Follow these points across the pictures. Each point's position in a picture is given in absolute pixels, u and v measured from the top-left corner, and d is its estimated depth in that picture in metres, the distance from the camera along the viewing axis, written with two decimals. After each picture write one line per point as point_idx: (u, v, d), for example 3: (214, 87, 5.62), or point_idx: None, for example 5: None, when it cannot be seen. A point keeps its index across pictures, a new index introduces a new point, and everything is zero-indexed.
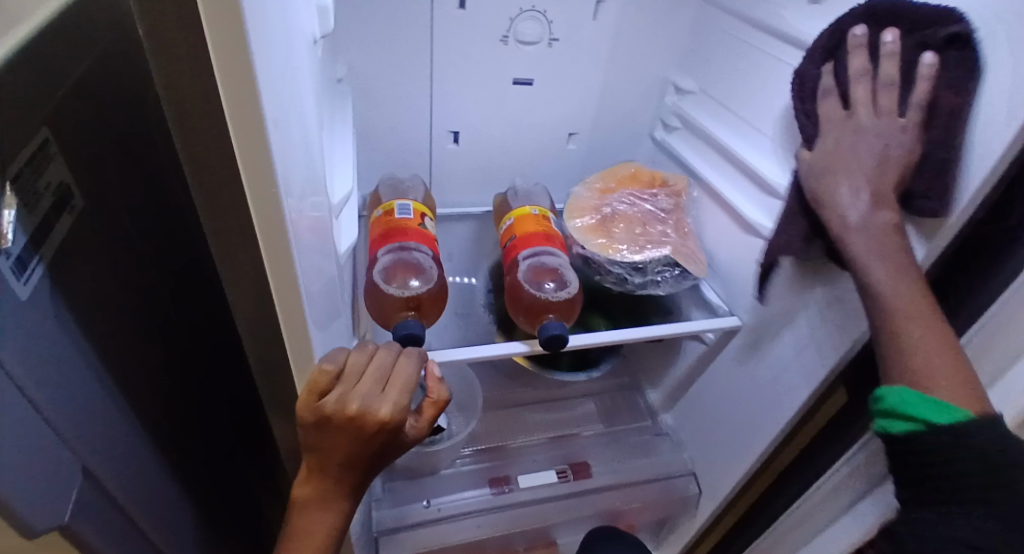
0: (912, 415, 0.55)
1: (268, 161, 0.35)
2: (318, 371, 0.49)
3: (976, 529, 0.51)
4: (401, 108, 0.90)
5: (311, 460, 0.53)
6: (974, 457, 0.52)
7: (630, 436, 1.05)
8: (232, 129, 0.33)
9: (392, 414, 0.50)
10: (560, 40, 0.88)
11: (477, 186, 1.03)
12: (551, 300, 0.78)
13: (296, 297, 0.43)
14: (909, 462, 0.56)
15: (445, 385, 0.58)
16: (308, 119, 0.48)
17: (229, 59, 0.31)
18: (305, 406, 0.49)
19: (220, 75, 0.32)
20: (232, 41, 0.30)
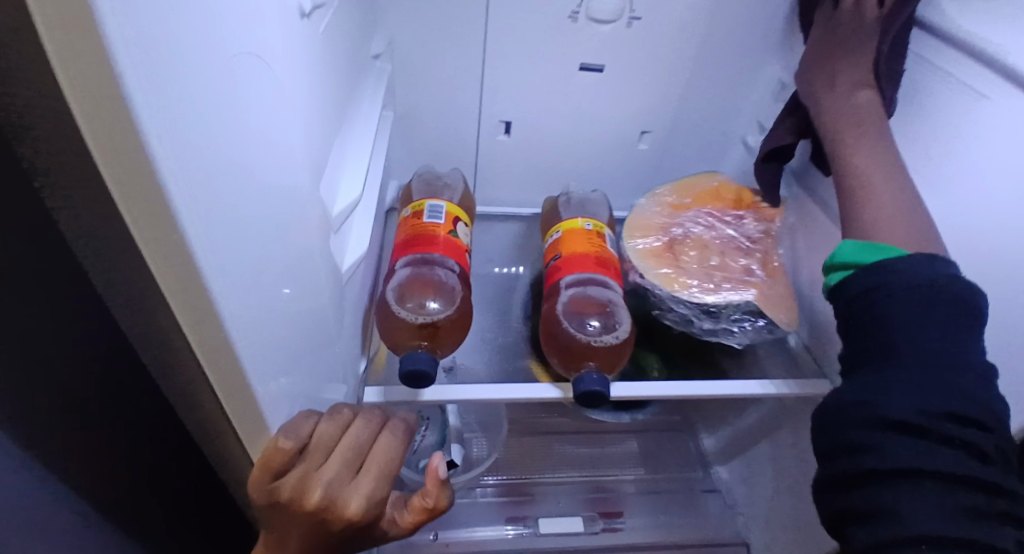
0: (850, 263, 0.52)
1: (160, 199, 0.24)
2: (274, 448, 0.38)
3: (899, 396, 0.43)
4: (446, 90, 0.78)
5: (265, 540, 0.44)
6: (900, 289, 0.47)
7: (675, 487, 0.92)
8: (101, 155, 0.23)
9: (361, 513, 0.41)
10: (642, 19, 0.71)
11: (527, 184, 0.89)
12: (593, 345, 0.65)
13: (227, 357, 0.32)
14: (847, 316, 0.51)
15: (446, 490, 0.47)
16: (283, 124, 0.36)
17: (70, 59, 0.20)
18: (257, 484, 0.40)
19: (62, 65, 0.20)
20: (68, 33, 0.19)
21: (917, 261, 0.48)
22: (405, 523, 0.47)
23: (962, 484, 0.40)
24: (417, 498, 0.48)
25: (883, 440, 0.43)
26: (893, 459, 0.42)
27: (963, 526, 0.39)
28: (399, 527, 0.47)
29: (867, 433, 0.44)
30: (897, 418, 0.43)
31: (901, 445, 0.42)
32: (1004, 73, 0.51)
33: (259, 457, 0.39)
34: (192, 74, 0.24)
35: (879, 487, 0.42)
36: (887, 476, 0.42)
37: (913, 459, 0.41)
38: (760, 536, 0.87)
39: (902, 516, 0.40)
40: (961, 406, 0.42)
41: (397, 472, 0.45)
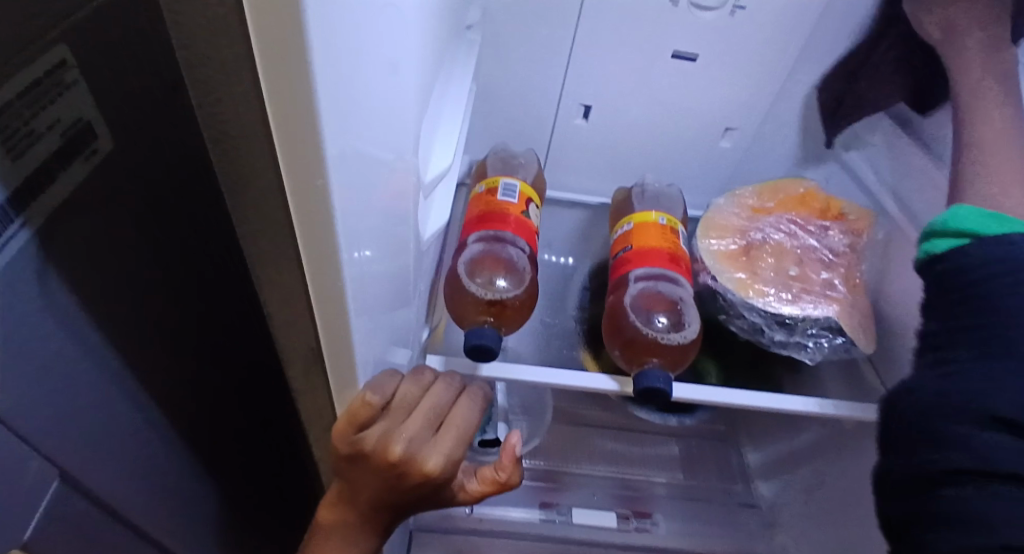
0: (966, 231, 0.47)
1: (320, 173, 0.25)
2: (361, 402, 0.40)
3: (1003, 390, 0.39)
4: (532, 67, 0.77)
5: (341, 489, 0.47)
6: (1016, 269, 0.42)
7: (712, 496, 0.91)
8: (274, 126, 0.24)
9: (437, 470, 0.43)
10: (746, 10, 0.69)
11: (600, 172, 0.88)
12: (661, 343, 0.64)
13: (340, 306, 0.33)
14: (950, 293, 0.46)
15: (519, 469, 0.49)
16: (404, 85, 0.36)
17: (272, 41, 0.21)
18: (341, 436, 0.42)
19: (248, 2, 0.20)
20: (279, 18, 0.20)
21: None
22: (473, 491, 0.49)
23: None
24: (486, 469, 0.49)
25: (975, 437, 0.38)
26: (989, 457, 0.37)
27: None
28: (467, 494, 0.48)
29: (958, 428, 0.40)
30: (1000, 414, 0.38)
31: (997, 444, 0.37)
32: None
33: (345, 410, 0.41)
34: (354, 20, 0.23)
35: (964, 487, 0.38)
36: (977, 479, 0.38)
37: (1009, 460, 0.37)
38: None
39: (995, 526, 0.36)
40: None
41: (471, 438, 0.47)
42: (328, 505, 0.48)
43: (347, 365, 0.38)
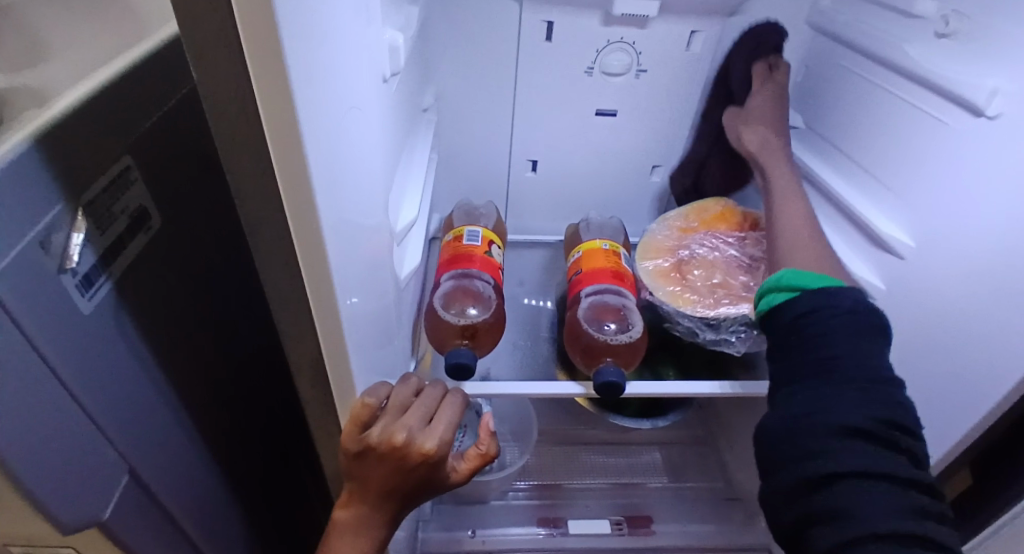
0: (797, 286, 0.59)
1: (312, 203, 0.37)
2: (361, 404, 0.51)
3: (850, 406, 0.49)
4: (482, 134, 0.91)
5: (354, 486, 0.55)
6: (836, 310, 0.55)
7: (697, 495, 0.98)
8: (279, 174, 0.36)
9: (435, 449, 0.52)
10: (649, 72, 0.84)
11: (553, 214, 1.01)
12: (611, 344, 0.75)
13: (335, 323, 0.45)
14: (792, 332, 0.56)
15: (495, 438, 0.60)
16: (370, 151, 0.49)
17: (275, 114, 0.33)
18: (351, 436, 0.52)
19: (267, 116, 0.33)
20: (279, 102, 0.32)
21: (852, 290, 0.57)
22: (462, 469, 0.59)
23: (901, 484, 0.47)
24: (474, 448, 0.60)
25: (843, 447, 0.48)
26: (852, 462, 0.47)
27: (910, 520, 0.45)
28: (459, 473, 0.58)
29: (822, 439, 0.49)
30: (854, 426, 0.48)
31: (858, 451, 0.47)
32: (953, 101, 0.62)
33: (350, 415, 0.51)
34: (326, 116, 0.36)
35: (834, 487, 0.47)
36: (845, 480, 0.47)
37: (865, 463, 0.47)
38: None
39: (863, 514, 0.45)
40: (897, 415, 0.50)
41: (458, 425, 0.57)
42: (343, 507, 0.57)
43: (346, 378, 0.50)
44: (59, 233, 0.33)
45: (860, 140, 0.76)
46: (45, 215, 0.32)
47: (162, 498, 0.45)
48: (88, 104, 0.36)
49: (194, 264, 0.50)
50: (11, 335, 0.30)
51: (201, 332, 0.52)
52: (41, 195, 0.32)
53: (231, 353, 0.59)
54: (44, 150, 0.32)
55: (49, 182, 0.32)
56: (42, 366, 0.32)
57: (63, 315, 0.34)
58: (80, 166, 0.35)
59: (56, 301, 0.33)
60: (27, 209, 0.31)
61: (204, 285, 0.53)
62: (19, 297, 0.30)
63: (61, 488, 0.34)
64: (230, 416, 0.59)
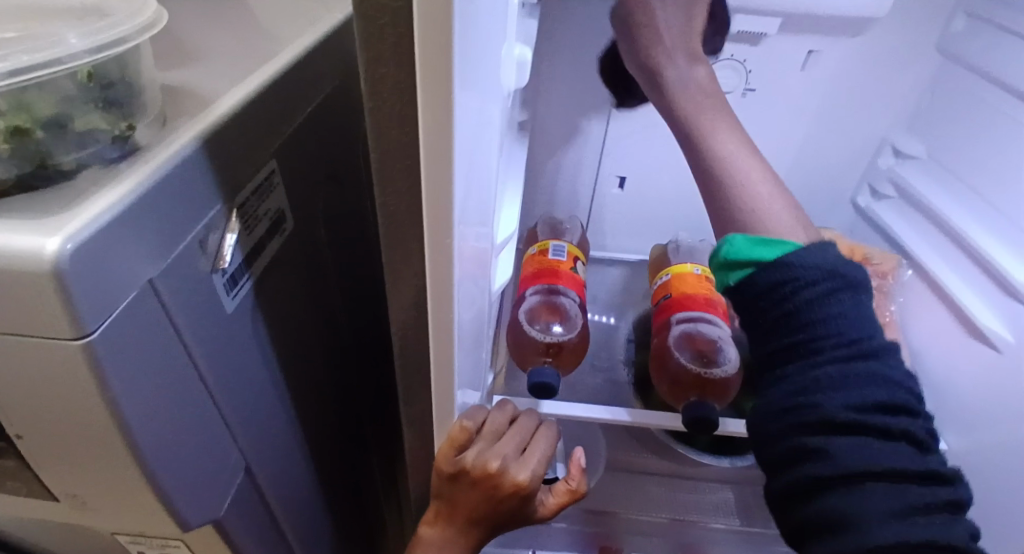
0: (749, 262, 0.47)
1: (451, 215, 0.36)
2: (460, 427, 0.50)
3: (836, 395, 0.41)
4: (573, 148, 0.90)
5: (444, 504, 0.58)
6: (803, 282, 0.44)
7: (769, 537, 0.93)
8: (425, 186, 0.35)
9: (528, 483, 0.53)
10: (757, 91, 0.81)
11: (639, 232, 0.99)
12: (704, 376, 0.72)
13: (451, 334, 0.44)
14: (755, 311, 0.46)
15: (585, 476, 0.60)
16: (491, 161, 0.48)
17: (435, 126, 0.31)
18: (445, 458, 0.52)
19: (426, 130, 0.32)
20: (443, 112, 0.31)
21: (820, 249, 0.45)
22: (550, 503, 0.59)
23: (899, 480, 0.40)
24: (563, 483, 0.60)
25: (833, 446, 0.41)
26: (845, 465, 0.40)
27: (920, 527, 0.38)
28: (547, 507, 0.59)
29: (810, 437, 0.42)
30: (840, 419, 0.41)
31: (848, 449, 0.40)
32: None
33: (446, 437, 0.51)
34: (468, 124, 0.35)
35: (827, 494, 0.41)
36: (838, 484, 0.40)
37: (859, 463, 0.40)
38: None
39: (866, 529, 0.39)
40: (889, 396, 0.42)
41: (550, 459, 0.57)
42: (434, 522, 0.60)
43: (449, 393, 0.48)
44: (214, 233, 0.34)
45: (991, 175, 0.70)
46: (206, 215, 0.33)
47: (265, 497, 0.45)
48: (248, 107, 0.36)
49: (314, 268, 0.51)
50: (166, 331, 0.31)
51: (315, 333, 0.53)
52: (205, 194, 0.33)
53: (335, 355, 0.60)
54: (210, 148, 0.33)
55: (211, 182, 0.33)
56: (186, 364, 0.33)
57: (210, 312, 0.34)
58: (236, 169, 0.36)
59: (205, 300, 0.34)
60: (192, 209, 0.32)
61: (320, 288, 0.53)
62: (174, 295, 0.31)
63: (190, 485, 0.35)
64: (329, 415, 0.60)
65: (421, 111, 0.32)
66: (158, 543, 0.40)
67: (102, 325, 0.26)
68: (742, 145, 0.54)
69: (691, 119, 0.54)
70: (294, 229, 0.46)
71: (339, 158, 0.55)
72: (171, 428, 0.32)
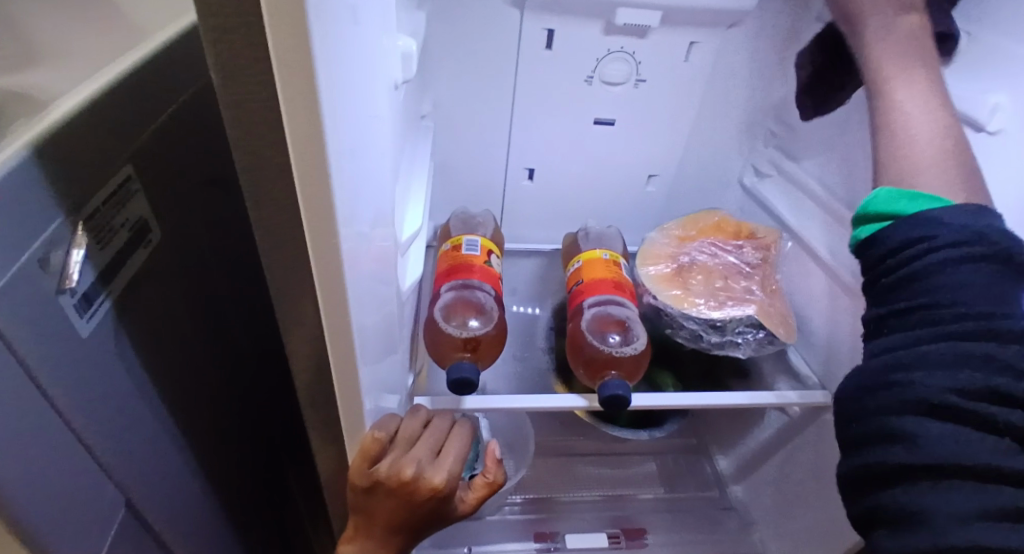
0: (888, 214, 0.49)
1: (332, 218, 0.34)
2: (370, 438, 0.50)
3: (939, 376, 0.42)
4: (480, 142, 0.90)
5: (361, 518, 0.56)
6: (941, 248, 0.44)
7: (691, 503, 0.98)
8: (300, 190, 0.33)
9: (444, 484, 0.52)
10: (648, 81, 0.84)
11: (550, 222, 1.01)
12: (615, 355, 0.74)
13: (349, 340, 0.42)
14: (880, 270, 0.49)
15: (501, 467, 0.60)
16: (379, 159, 0.47)
17: (301, 125, 0.30)
18: (358, 471, 0.51)
19: (291, 128, 0.31)
20: (307, 109, 0.30)
21: (965, 211, 0.45)
22: (470, 499, 0.59)
23: (988, 479, 0.39)
24: (481, 477, 0.60)
25: (923, 427, 0.41)
26: (933, 452, 0.40)
27: (992, 532, 0.37)
28: (467, 503, 0.59)
29: (904, 416, 0.43)
30: (940, 403, 0.41)
31: (940, 433, 0.41)
32: None
33: (358, 449, 0.51)
34: (345, 123, 0.34)
35: (908, 483, 0.42)
36: (919, 469, 0.41)
37: (948, 450, 0.40)
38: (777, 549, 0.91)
39: (932, 521, 0.39)
40: (1009, 387, 0.40)
41: (468, 456, 0.57)
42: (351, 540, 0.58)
43: (356, 402, 0.47)
44: (58, 250, 0.31)
45: None
46: (45, 230, 0.30)
47: (157, 529, 0.42)
48: (91, 110, 0.34)
49: (193, 281, 0.48)
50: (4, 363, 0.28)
51: (201, 348, 0.50)
52: (41, 208, 0.30)
53: (229, 371, 0.57)
54: (43, 156, 0.30)
55: (48, 195, 0.30)
56: (35, 396, 0.30)
57: (60, 338, 0.31)
58: (81, 179, 0.33)
59: (52, 324, 0.31)
60: (26, 225, 0.29)
61: (203, 301, 0.50)
62: (10, 322, 0.28)
63: (59, 527, 0.32)
64: (228, 434, 0.56)
65: (283, 111, 0.31)
66: None
67: None
68: (923, 102, 0.52)
69: (875, 70, 0.55)
70: (163, 240, 0.43)
71: (215, 162, 0.53)
72: (26, 466, 0.29)
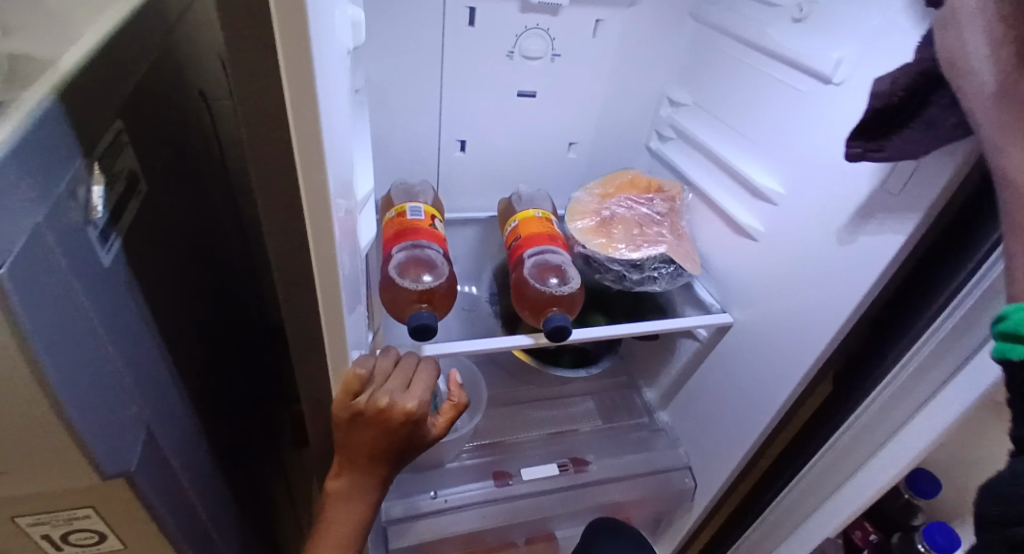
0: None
1: (321, 159, 0.40)
2: (350, 374, 0.56)
3: None
4: (415, 115, 0.96)
5: (344, 454, 0.62)
6: None
7: (625, 431, 1.11)
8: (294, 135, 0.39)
9: (416, 408, 0.59)
10: (562, 55, 0.95)
11: (483, 190, 1.09)
12: (555, 295, 0.84)
13: (334, 273, 0.47)
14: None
15: (464, 389, 0.68)
16: (342, 114, 0.53)
17: (296, 72, 0.36)
18: (341, 405, 0.57)
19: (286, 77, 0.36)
20: (300, 58, 0.35)
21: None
22: (441, 423, 0.66)
23: None
24: (447, 401, 0.67)
25: None
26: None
27: None
28: (438, 427, 0.66)
29: None
30: None
31: None
32: (804, 71, 0.76)
33: (341, 385, 0.57)
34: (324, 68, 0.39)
35: None
36: None
37: None
38: (700, 459, 1.06)
39: None
40: None
41: (435, 387, 0.64)
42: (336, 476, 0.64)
43: (339, 335, 0.52)
44: (82, 187, 0.35)
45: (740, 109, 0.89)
46: (74, 167, 0.34)
47: (170, 457, 0.47)
48: (92, 64, 0.38)
49: (172, 237, 0.52)
50: (60, 280, 0.32)
51: (180, 299, 0.54)
52: (70, 145, 0.34)
53: (200, 330, 0.60)
54: (66, 98, 0.34)
55: (73, 136, 0.34)
56: (84, 315, 0.34)
57: (89, 260, 0.36)
58: (92, 125, 0.37)
59: (86, 251, 0.35)
60: (62, 160, 0.33)
61: (179, 255, 0.54)
62: (60, 243, 0.32)
63: (108, 432, 0.37)
64: (203, 388, 0.60)
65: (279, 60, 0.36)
66: (63, 517, 0.41)
67: (17, 259, 0.28)
68: None
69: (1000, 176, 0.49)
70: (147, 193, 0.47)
71: (175, 130, 0.56)
72: (77, 370, 0.33)
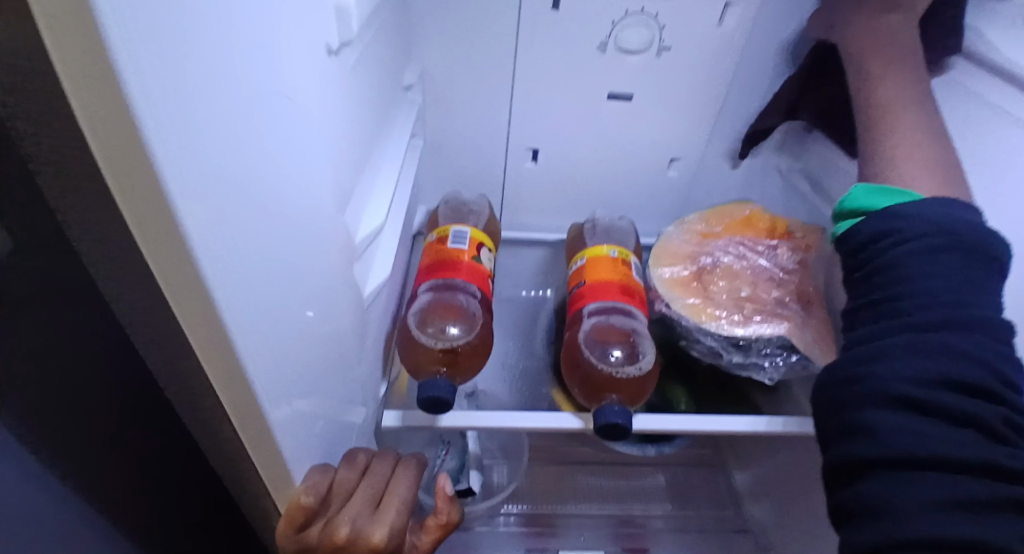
0: (859, 210, 0.51)
1: (181, 239, 0.25)
2: (296, 502, 0.42)
3: (893, 367, 0.41)
4: (477, 119, 0.80)
5: None
6: (914, 243, 0.45)
7: (703, 524, 0.90)
8: (128, 198, 0.24)
9: (386, 540, 0.45)
10: (673, 49, 0.72)
11: (557, 211, 0.90)
12: (617, 375, 0.64)
13: (243, 380, 0.33)
14: (854, 267, 0.49)
15: (455, 504, 0.53)
16: (308, 153, 0.38)
17: (99, 103, 0.21)
18: (284, 535, 0.44)
19: (89, 112, 0.21)
20: (97, 79, 0.20)
21: (934, 209, 0.46)
22: (423, 543, 0.52)
23: (956, 470, 0.37)
24: (433, 518, 0.53)
25: (880, 418, 0.41)
26: (887, 442, 0.40)
27: (945, 524, 0.36)
28: (420, 549, 0.52)
29: (861, 411, 0.42)
30: (894, 391, 0.40)
31: (897, 422, 0.40)
32: None
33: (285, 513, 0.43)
34: (207, 116, 0.25)
35: (880, 475, 0.40)
36: (882, 465, 0.40)
37: (909, 444, 0.39)
38: None
39: (892, 519, 0.38)
40: (964, 374, 0.39)
41: (411, 504, 0.51)
42: None
43: (272, 450, 0.38)
44: None
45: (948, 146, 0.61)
46: None
47: None
48: None
49: None
50: None
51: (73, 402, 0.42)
52: None
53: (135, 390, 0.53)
54: None
55: None
56: None
57: None
58: None
59: None
60: None
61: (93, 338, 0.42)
62: None
63: None
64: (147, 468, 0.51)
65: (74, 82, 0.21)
66: None
67: None
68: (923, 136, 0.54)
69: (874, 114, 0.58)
70: None
71: None
72: None
